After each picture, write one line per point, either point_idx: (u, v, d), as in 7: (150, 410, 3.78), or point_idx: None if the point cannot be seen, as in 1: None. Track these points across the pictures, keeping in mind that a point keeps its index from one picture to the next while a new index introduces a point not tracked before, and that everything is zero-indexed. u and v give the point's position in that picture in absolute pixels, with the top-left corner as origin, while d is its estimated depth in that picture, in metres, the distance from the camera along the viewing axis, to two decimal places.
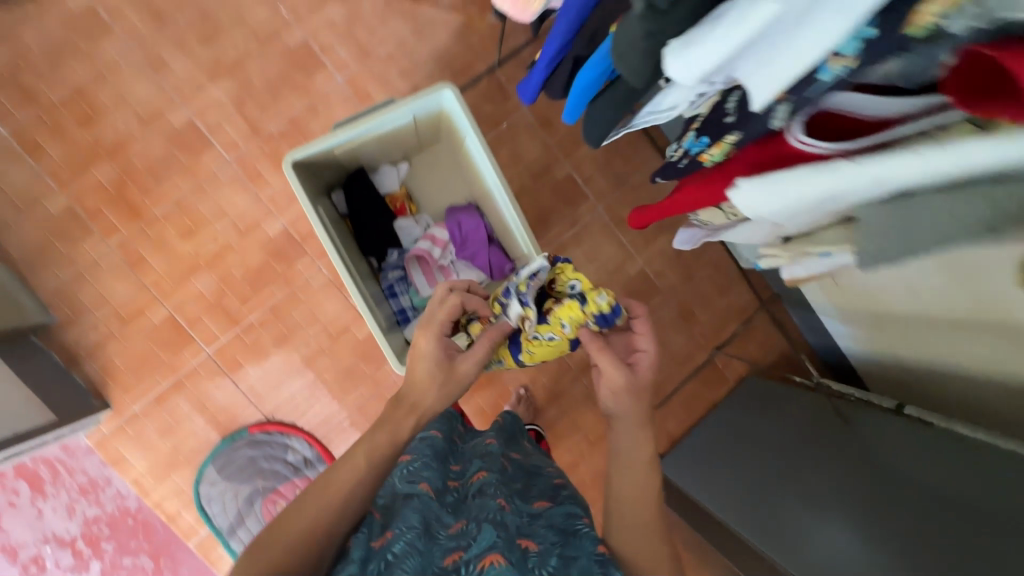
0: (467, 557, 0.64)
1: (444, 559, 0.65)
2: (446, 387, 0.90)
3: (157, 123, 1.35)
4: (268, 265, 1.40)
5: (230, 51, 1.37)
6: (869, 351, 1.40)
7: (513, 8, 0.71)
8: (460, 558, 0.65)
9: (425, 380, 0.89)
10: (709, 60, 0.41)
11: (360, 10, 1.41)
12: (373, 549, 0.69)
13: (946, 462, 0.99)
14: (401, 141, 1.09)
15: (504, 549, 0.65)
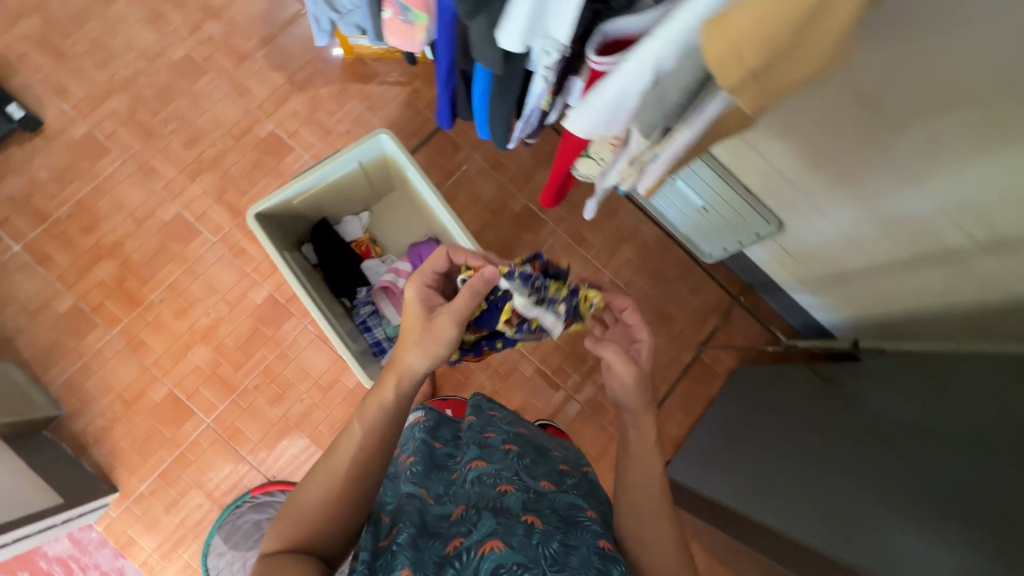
0: (468, 543, 0.69)
1: (444, 546, 0.70)
2: (425, 343, 0.78)
3: (150, 220, 1.52)
4: (257, 330, 1.50)
5: (210, 150, 1.57)
6: (837, 314, 1.44)
7: (403, 41, 0.83)
8: (461, 544, 0.69)
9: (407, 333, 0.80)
10: (520, 26, 0.55)
11: (319, 98, 1.63)
12: (383, 544, 0.71)
13: (934, 394, 1.00)
14: (356, 187, 1.23)
15: (505, 533, 0.69)
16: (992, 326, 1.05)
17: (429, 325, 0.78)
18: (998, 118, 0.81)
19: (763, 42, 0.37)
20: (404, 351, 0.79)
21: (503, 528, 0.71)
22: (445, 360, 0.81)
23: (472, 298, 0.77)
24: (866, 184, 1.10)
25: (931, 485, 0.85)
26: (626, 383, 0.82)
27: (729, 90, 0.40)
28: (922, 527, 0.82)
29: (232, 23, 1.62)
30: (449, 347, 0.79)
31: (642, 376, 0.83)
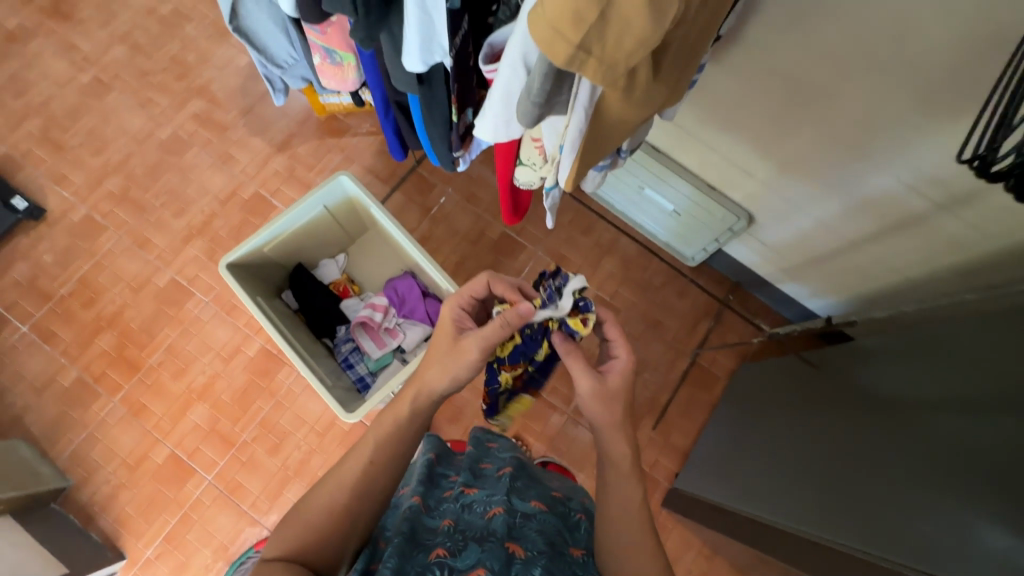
0: (453, 563, 0.63)
1: (427, 556, 0.64)
2: (447, 363, 0.78)
3: (146, 288, 1.59)
4: (253, 382, 1.53)
5: (198, 216, 1.66)
6: (821, 292, 1.40)
7: (340, 83, 0.97)
8: (444, 558, 0.63)
9: (432, 352, 0.81)
10: (412, 43, 0.58)
11: (298, 156, 1.72)
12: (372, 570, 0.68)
13: (915, 347, 0.94)
14: (327, 229, 1.29)
15: (491, 563, 0.62)
16: (973, 276, 1.03)
17: (454, 347, 0.78)
18: (919, 70, 0.82)
19: (575, 14, 0.38)
20: (428, 370, 0.79)
21: (486, 557, 0.64)
22: (465, 382, 0.80)
23: (502, 328, 0.76)
24: (817, 152, 1.08)
25: (913, 445, 0.79)
26: (586, 397, 0.77)
27: (566, 67, 0.41)
28: (906, 489, 0.76)
29: (214, 99, 1.75)
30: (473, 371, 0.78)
31: (607, 395, 0.77)
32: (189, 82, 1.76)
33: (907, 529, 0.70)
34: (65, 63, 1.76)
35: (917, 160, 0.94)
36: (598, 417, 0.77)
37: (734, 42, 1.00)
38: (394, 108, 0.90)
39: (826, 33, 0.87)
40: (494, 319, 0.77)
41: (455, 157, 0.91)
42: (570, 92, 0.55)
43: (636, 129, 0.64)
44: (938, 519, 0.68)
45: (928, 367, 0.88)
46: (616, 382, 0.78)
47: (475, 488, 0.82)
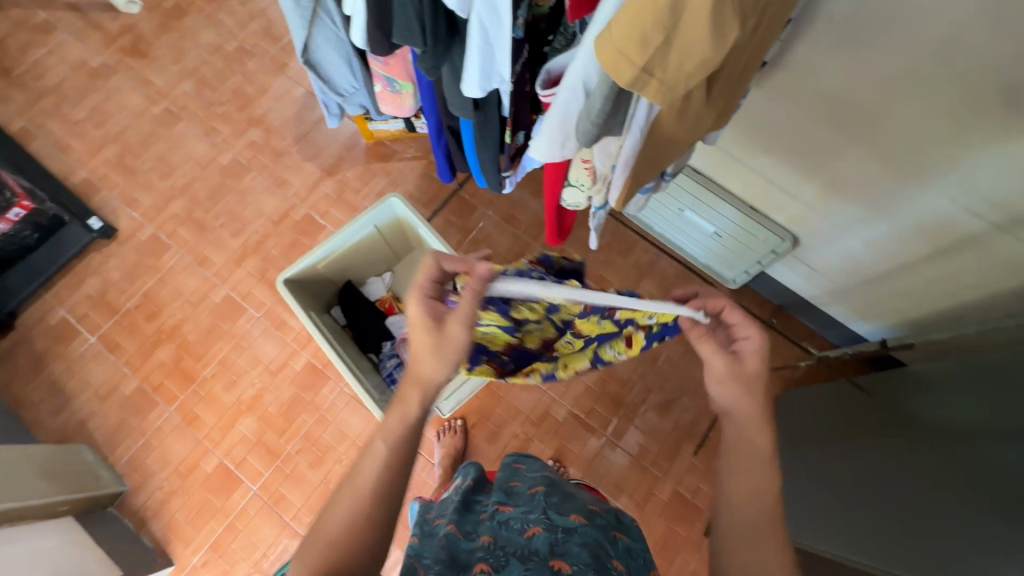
0: None
1: None
2: (440, 354, 0.68)
3: (203, 303, 1.69)
4: (298, 396, 1.58)
5: (253, 236, 1.75)
6: (870, 315, 1.36)
7: (396, 109, 1.03)
8: None
9: (415, 352, 0.69)
10: (472, 72, 0.62)
11: (346, 180, 1.80)
12: None
13: (974, 373, 0.91)
14: (376, 248, 1.35)
15: None
16: None
17: (438, 335, 0.67)
18: (969, 87, 0.82)
19: (641, 38, 0.40)
20: (417, 363, 0.69)
21: None
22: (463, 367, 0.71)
23: (478, 296, 0.66)
24: (861, 172, 1.07)
25: (972, 476, 0.76)
26: (720, 380, 0.68)
27: (630, 87, 0.43)
28: (964, 517, 0.72)
29: (270, 127, 1.87)
30: (467, 350, 0.69)
31: (745, 381, 0.67)
32: (249, 112, 1.89)
33: (970, 566, 0.66)
34: (140, 96, 1.91)
35: (971, 179, 0.92)
36: (741, 408, 0.67)
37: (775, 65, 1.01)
38: (445, 133, 0.94)
39: (871, 53, 0.87)
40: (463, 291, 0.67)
41: (502, 182, 0.95)
42: (626, 114, 0.57)
43: (686, 150, 0.65)
44: (1008, 554, 0.63)
45: (988, 394, 0.84)
46: (754, 367, 0.68)
47: (509, 505, 0.80)
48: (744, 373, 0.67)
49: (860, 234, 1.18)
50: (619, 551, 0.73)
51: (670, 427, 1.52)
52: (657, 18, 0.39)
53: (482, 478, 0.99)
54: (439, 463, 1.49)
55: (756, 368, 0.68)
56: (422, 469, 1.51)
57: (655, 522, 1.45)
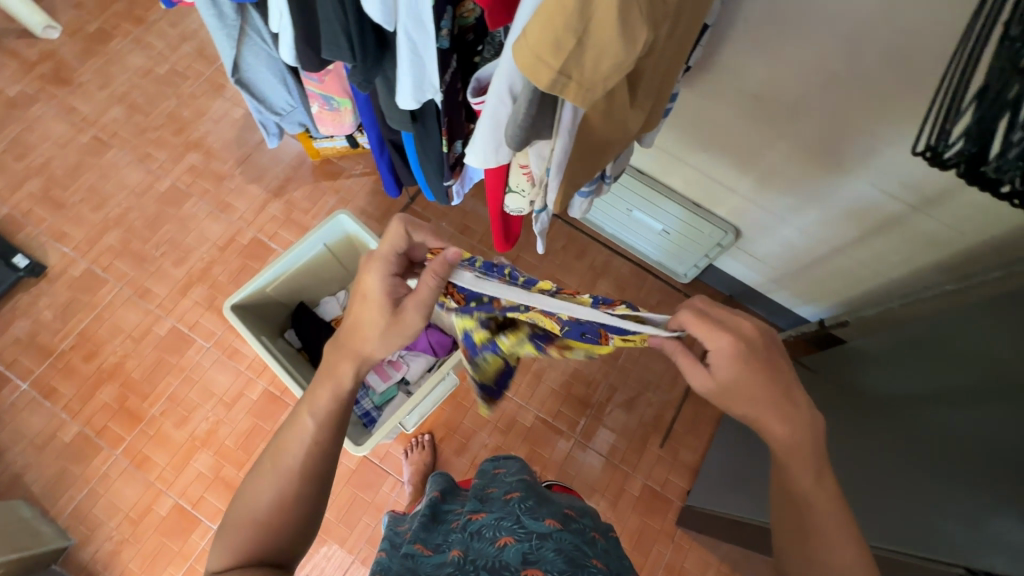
0: None
1: None
2: (390, 334, 0.70)
3: (147, 338, 1.60)
4: (257, 426, 1.52)
5: (198, 263, 1.68)
6: (811, 298, 1.44)
7: (337, 126, 1.01)
8: None
9: (366, 325, 0.70)
10: (405, 87, 0.62)
11: (294, 200, 1.76)
12: None
13: (902, 341, 0.97)
14: (327, 267, 1.32)
15: None
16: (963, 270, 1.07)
17: (393, 317, 0.69)
18: (874, 81, 0.88)
19: (555, 42, 0.42)
20: (360, 336, 0.71)
21: None
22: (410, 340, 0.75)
23: (437, 287, 0.68)
24: (789, 164, 1.14)
25: (910, 443, 0.81)
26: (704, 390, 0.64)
27: (550, 90, 0.44)
28: (912, 482, 0.76)
29: (210, 151, 1.81)
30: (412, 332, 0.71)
31: (725, 390, 0.63)
32: (186, 136, 1.82)
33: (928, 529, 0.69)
34: (65, 125, 1.82)
35: (886, 164, 0.99)
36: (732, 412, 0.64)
37: (704, 68, 1.07)
38: (388, 148, 0.94)
39: (788, 53, 0.94)
40: (427, 277, 0.68)
41: (449, 193, 0.95)
42: (554, 117, 0.58)
43: (617, 150, 0.66)
44: (952, 511, 0.68)
45: (917, 362, 0.89)
46: (727, 374, 0.62)
47: (482, 513, 0.78)
48: (719, 385, 0.63)
49: (795, 222, 1.25)
50: (596, 552, 0.71)
51: (637, 423, 1.55)
52: (568, 23, 0.40)
53: (452, 489, 0.97)
54: (408, 481, 1.46)
55: (727, 379, 0.62)
56: (391, 489, 1.48)
57: (628, 518, 1.47)
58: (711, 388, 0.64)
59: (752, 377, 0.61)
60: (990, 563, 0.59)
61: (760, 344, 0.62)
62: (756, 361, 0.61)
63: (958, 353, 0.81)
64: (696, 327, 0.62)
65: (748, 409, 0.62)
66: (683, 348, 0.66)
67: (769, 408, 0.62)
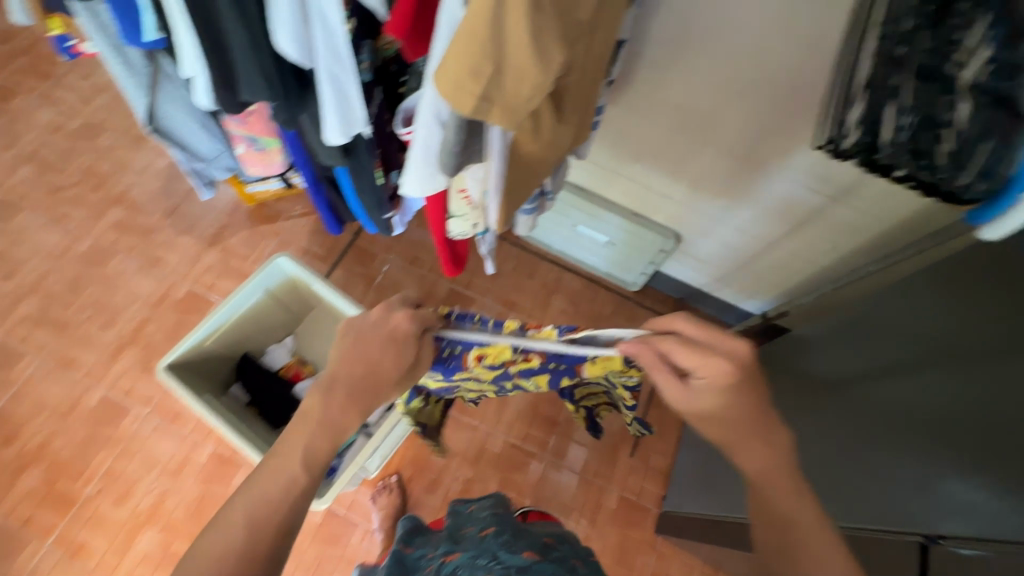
0: None
1: None
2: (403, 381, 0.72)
3: (75, 411, 1.47)
4: (208, 491, 1.41)
5: (128, 324, 1.57)
6: (753, 292, 1.50)
7: (266, 167, 0.98)
8: None
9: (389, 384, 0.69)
10: (330, 121, 0.61)
11: (231, 247, 1.68)
12: None
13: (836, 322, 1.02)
14: (270, 313, 1.27)
15: None
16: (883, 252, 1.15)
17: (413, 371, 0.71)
18: (783, 85, 0.95)
19: (473, 71, 0.42)
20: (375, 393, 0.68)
21: None
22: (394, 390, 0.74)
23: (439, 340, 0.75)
24: (717, 168, 1.20)
25: (853, 416, 0.84)
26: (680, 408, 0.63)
27: (474, 116, 0.45)
28: (862, 453, 0.79)
29: (134, 204, 1.71)
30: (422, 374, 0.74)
31: (707, 414, 0.63)
32: (107, 190, 1.72)
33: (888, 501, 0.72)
34: None
35: (803, 160, 1.06)
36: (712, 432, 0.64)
37: (628, 84, 1.12)
38: (324, 185, 0.92)
39: (702, 67, 1.00)
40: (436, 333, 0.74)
41: (392, 226, 0.93)
42: (484, 139, 0.57)
43: (553, 166, 0.66)
44: (905, 479, 0.71)
45: (853, 340, 0.94)
46: (710, 402, 0.62)
47: (456, 553, 0.75)
48: (707, 405, 0.62)
49: (729, 222, 1.31)
50: None
51: (606, 435, 1.54)
52: (482, 50, 0.41)
53: (422, 533, 0.92)
54: (379, 528, 1.39)
55: (719, 402, 0.61)
56: (362, 538, 1.41)
57: (608, 533, 1.46)
58: (688, 408, 0.64)
59: (748, 399, 0.61)
60: (948, 527, 0.63)
61: (750, 368, 0.61)
62: (751, 387, 0.61)
63: (888, 327, 0.86)
64: (686, 355, 0.61)
65: (733, 431, 0.62)
66: (664, 366, 0.63)
67: (765, 429, 0.61)
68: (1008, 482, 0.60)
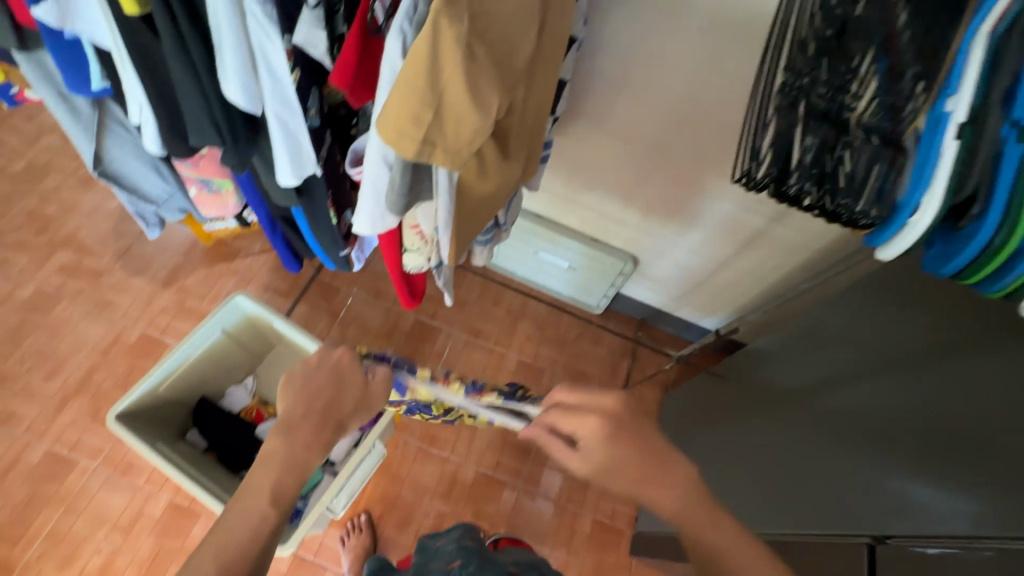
0: None
1: None
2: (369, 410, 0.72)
3: (15, 469, 1.38)
4: (163, 546, 1.34)
5: (75, 372, 1.50)
6: (710, 310, 1.56)
7: (220, 209, 0.97)
8: None
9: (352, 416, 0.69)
10: (282, 163, 0.62)
11: (186, 287, 1.64)
12: None
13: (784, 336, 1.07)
14: (229, 354, 1.23)
15: None
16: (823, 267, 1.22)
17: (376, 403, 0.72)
18: (718, 115, 1.03)
19: (414, 116, 0.44)
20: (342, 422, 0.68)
21: None
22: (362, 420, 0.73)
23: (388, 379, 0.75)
24: (666, 193, 1.26)
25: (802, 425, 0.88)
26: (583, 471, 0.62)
27: (417, 158, 0.47)
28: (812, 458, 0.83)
29: (83, 247, 1.65)
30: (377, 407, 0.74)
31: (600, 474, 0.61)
32: (52, 234, 1.66)
33: None
34: None
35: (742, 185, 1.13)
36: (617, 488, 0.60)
37: (577, 117, 1.17)
38: (279, 224, 0.91)
39: (643, 100, 1.07)
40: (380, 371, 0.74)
41: (351, 263, 0.94)
42: (431, 178, 0.59)
43: (504, 200, 0.69)
44: None
45: (799, 352, 0.99)
46: (598, 457, 0.60)
47: None
48: (590, 461, 0.61)
49: (681, 244, 1.37)
50: None
51: None
52: (422, 98, 0.43)
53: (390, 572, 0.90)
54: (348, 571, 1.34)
55: (600, 458, 0.60)
56: None
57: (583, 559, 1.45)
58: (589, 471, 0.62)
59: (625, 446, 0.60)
60: (895, 526, 0.60)
61: (629, 419, 0.61)
62: (630, 439, 0.60)
63: (827, 338, 0.91)
64: (565, 420, 0.64)
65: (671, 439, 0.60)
66: (555, 435, 0.66)
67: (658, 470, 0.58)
68: (945, 473, 0.60)
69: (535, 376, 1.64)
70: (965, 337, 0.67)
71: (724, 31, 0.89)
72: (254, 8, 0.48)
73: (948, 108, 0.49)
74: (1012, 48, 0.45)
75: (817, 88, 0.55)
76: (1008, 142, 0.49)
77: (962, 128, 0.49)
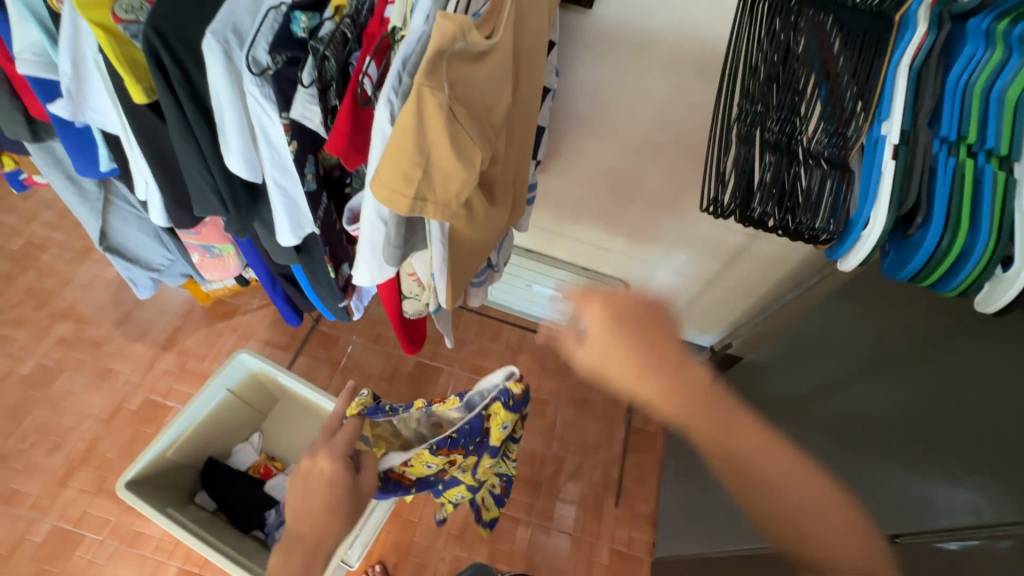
0: None
1: None
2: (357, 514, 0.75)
3: (20, 550, 1.35)
4: None
5: (78, 444, 1.49)
6: (705, 328, 1.59)
7: (223, 271, 1.00)
8: None
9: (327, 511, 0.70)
10: (284, 224, 0.66)
11: (187, 349, 1.66)
12: None
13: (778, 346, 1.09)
14: (235, 412, 1.24)
15: None
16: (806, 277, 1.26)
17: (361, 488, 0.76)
18: (689, 143, 1.09)
19: (405, 177, 0.48)
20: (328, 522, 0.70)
21: None
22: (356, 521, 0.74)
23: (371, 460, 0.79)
24: (648, 218, 1.30)
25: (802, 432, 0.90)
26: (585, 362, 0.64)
27: (410, 213, 0.50)
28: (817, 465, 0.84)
29: (82, 317, 1.67)
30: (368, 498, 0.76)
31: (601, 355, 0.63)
32: (51, 308, 1.68)
33: None
34: None
35: None
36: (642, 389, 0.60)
37: (557, 156, 1.23)
38: (280, 281, 0.95)
39: (617, 134, 1.13)
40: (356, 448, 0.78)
41: (351, 313, 0.96)
42: (425, 230, 0.62)
43: (495, 241, 0.72)
44: None
45: (792, 362, 1.02)
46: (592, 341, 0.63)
47: None
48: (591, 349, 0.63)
49: (670, 266, 1.42)
50: None
51: (588, 488, 1.54)
52: (411, 160, 0.47)
53: None
54: None
55: (596, 338, 0.63)
56: None
57: None
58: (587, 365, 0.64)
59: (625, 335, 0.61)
60: (900, 527, 0.62)
61: (636, 307, 0.63)
62: (626, 325, 0.62)
63: (816, 344, 0.94)
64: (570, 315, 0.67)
65: None
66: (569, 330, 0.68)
67: (661, 365, 0.60)
68: (941, 466, 0.59)
69: (539, 408, 1.64)
70: (942, 331, 0.66)
71: (686, 68, 0.96)
72: (254, 91, 0.52)
73: (883, 131, 0.55)
74: (928, 77, 0.54)
75: (769, 118, 0.59)
76: (938, 158, 0.55)
77: (898, 148, 0.55)
